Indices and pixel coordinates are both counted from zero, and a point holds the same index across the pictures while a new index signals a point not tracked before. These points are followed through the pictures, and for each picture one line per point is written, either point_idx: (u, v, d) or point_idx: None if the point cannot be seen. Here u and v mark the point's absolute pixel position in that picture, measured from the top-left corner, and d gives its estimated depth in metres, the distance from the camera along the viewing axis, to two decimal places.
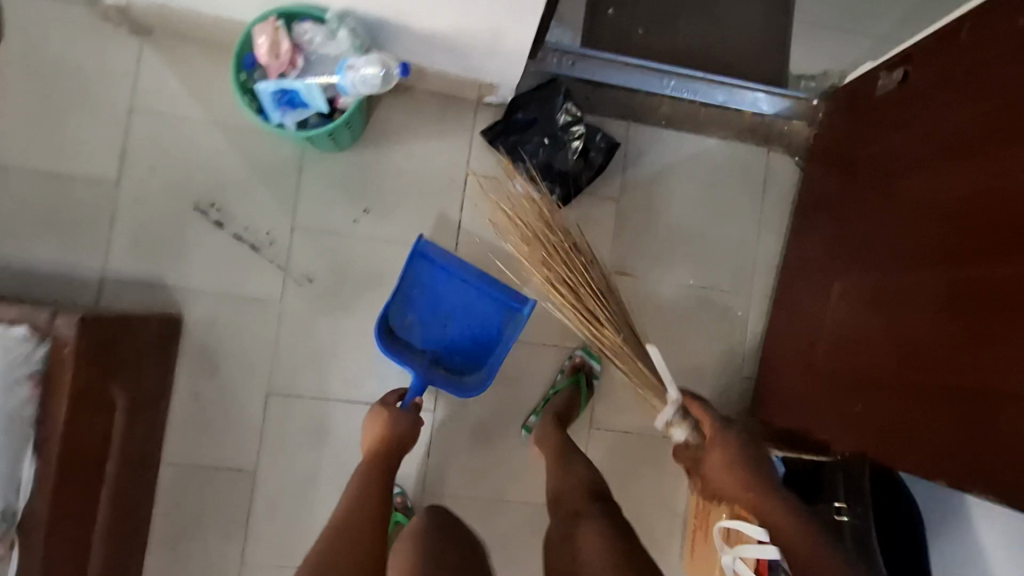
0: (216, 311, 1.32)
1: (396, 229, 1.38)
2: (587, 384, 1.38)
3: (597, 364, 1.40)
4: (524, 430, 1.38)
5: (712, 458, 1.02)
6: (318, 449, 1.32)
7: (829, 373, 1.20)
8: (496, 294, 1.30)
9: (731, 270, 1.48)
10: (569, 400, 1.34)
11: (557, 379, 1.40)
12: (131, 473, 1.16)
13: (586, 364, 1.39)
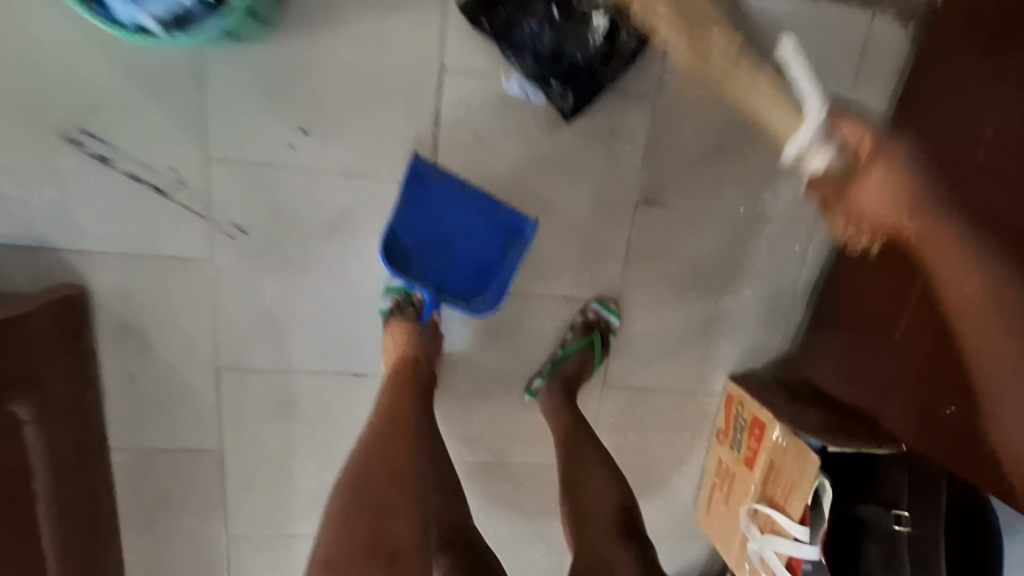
0: (131, 277, 1.02)
1: (350, 155, 1.02)
2: (602, 343, 1.17)
3: (615, 319, 1.17)
4: (528, 394, 1.19)
5: (871, 184, 0.83)
6: (290, 425, 1.15)
7: (884, 341, 1.01)
8: (500, 211, 1.05)
9: (790, 192, 1.15)
10: (580, 364, 1.14)
11: (566, 336, 1.18)
12: (70, 476, 1.00)
13: (602, 320, 1.16)
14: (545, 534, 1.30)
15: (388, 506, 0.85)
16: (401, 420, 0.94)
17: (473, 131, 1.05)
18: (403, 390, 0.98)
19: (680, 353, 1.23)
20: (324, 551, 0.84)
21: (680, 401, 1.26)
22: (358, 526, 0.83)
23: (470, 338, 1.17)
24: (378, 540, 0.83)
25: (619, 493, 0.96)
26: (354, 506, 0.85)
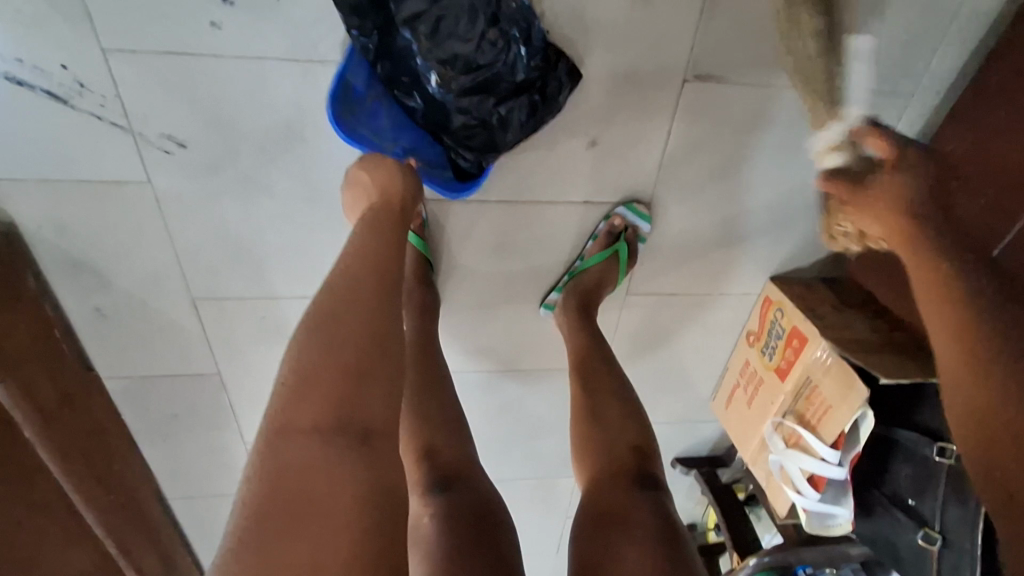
0: (59, 206, 0.84)
1: (301, 33, 0.75)
2: (629, 252, 1.01)
3: (646, 223, 0.99)
4: (544, 308, 1.08)
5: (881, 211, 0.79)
6: (284, 347, 1.07)
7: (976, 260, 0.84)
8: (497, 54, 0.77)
9: (889, 52, 0.88)
10: (603, 277, 1.01)
11: (587, 247, 1.03)
12: (63, 417, 0.95)
13: (629, 227, 0.98)
14: (558, 426, 1.31)
15: (368, 376, 0.60)
16: (377, 254, 0.72)
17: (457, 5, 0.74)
18: (384, 233, 0.75)
19: (719, 259, 1.07)
20: (274, 416, 0.57)
21: (711, 307, 1.14)
22: (323, 396, 0.58)
23: (476, 254, 1.00)
24: (347, 413, 0.57)
25: (638, 432, 0.88)
26: (318, 370, 0.59)
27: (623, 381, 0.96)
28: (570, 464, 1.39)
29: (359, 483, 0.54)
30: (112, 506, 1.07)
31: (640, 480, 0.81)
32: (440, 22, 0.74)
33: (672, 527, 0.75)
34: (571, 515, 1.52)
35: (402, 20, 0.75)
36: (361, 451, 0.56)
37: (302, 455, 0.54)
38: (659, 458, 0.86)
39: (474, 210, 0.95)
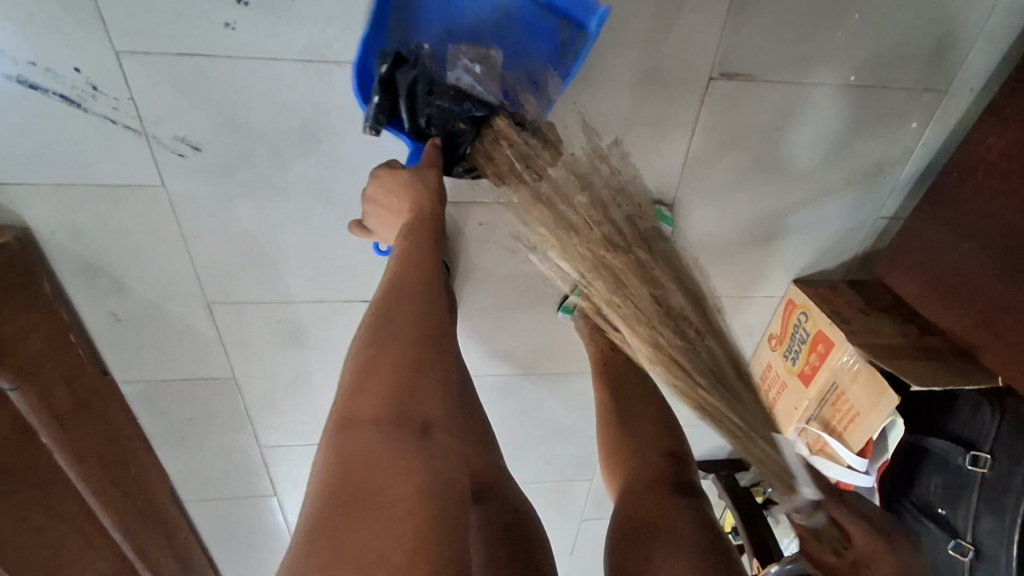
0: (75, 210, 0.83)
1: (317, 33, 0.73)
2: None
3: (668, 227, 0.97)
4: (563, 311, 1.05)
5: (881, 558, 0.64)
6: (300, 351, 1.05)
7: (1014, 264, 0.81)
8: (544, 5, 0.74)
9: (923, 47, 0.85)
10: None
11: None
12: (81, 421, 0.95)
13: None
14: (575, 429, 1.29)
15: (425, 372, 0.60)
16: (427, 257, 0.71)
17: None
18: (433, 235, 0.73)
19: (742, 261, 1.04)
20: (337, 411, 0.58)
21: (735, 309, 1.11)
22: (382, 391, 0.57)
23: (494, 256, 0.98)
24: (407, 407, 0.57)
25: (673, 439, 0.90)
26: (377, 366, 0.59)
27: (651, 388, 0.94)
28: (587, 468, 1.38)
29: (429, 479, 0.54)
30: (129, 509, 1.06)
31: (675, 485, 0.82)
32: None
33: (712, 529, 0.76)
34: (587, 517, 1.51)
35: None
36: (422, 443, 0.55)
37: (366, 451, 0.53)
38: (693, 465, 0.88)
39: (494, 212, 0.93)
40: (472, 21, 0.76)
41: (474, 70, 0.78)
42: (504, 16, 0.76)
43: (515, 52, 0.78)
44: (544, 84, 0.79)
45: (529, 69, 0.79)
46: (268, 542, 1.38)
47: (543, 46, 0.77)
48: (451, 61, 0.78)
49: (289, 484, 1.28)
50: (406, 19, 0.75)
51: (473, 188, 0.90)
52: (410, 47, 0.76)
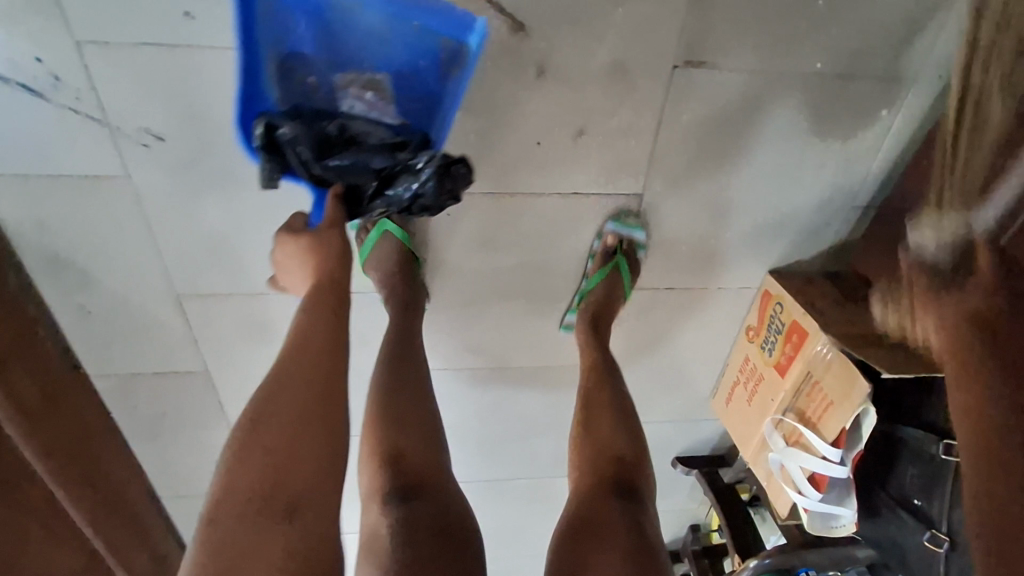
0: (39, 203, 0.83)
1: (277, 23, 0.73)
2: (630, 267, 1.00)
3: (640, 235, 0.98)
4: (562, 329, 1.11)
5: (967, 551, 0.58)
6: (271, 345, 1.05)
7: None
8: (418, 32, 0.75)
9: (891, 34, 0.84)
10: (608, 294, 1.00)
11: (587, 266, 1.03)
12: (48, 415, 0.94)
13: (623, 240, 0.98)
14: (554, 426, 1.29)
15: (297, 452, 0.64)
16: (312, 339, 0.74)
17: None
18: (325, 308, 0.78)
19: (715, 252, 1.04)
20: (205, 507, 0.60)
21: (710, 302, 1.11)
22: (251, 480, 0.61)
23: (464, 248, 0.98)
24: (277, 490, 0.61)
25: (628, 441, 0.86)
26: (251, 451, 0.63)
27: (619, 390, 0.94)
28: (566, 465, 1.37)
29: (370, 494, 0.76)
30: (99, 505, 1.06)
31: (619, 492, 0.79)
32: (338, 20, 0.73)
33: (646, 539, 0.73)
34: None
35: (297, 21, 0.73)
36: (288, 527, 0.59)
37: (227, 539, 0.57)
38: (646, 468, 0.84)
39: (463, 203, 0.92)
40: (352, 49, 0.75)
41: (364, 98, 0.79)
42: (383, 42, 0.75)
43: (401, 77, 0.78)
44: (436, 101, 0.80)
45: (419, 89, 0.80)
46: None
47: (426, 63, 0.77)
48: (341, 92, 0.78)
49: None
50: (285, 57, 0.74)
51: None
52: (297, 84, 0.77)
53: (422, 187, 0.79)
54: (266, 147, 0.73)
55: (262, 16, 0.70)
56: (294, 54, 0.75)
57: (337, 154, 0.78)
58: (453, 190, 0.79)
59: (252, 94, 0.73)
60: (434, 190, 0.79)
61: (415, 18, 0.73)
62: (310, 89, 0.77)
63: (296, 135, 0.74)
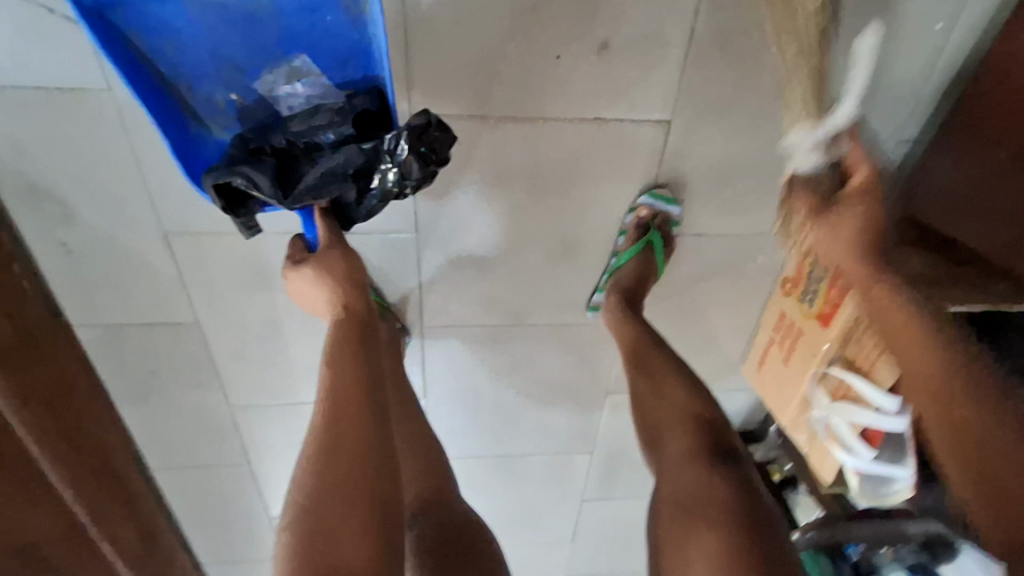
0: (13, 119, 0.76)
1: None
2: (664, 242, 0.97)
3: (676, 208, 0.94)
4: (591, 311, 1.06)
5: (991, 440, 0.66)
6: (267, 293, 0.97)
7: None
8: None
9: None
10: (642, 269, 0.98)
11: (618, 242, 0.99)
12: (27, 363, 0.87)
13: (657, 215, 0.94)
14: (571, 393, 1.19)
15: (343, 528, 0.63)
16: (342, 394, 0.72)
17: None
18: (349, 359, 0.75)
19: (746, 192, 0.95)
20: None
21: (743, 249, 1.02)
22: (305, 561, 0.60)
23: (476, 185, 0.90)
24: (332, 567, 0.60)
25: (704, 404, 0.89)
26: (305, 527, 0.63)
27: (693, 375, 0.93)
28: (583, 438, 1.27)
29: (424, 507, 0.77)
30: (80, 466, 0.98)
31: (716, 455, 0.82)
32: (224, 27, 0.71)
33: (752, 495, 0.78)
34: (587, 498, 1.40)
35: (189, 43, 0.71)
36: None
37: None
38: (726, 425, 0.88)
39: (473, 127, 0.84)
40: (257, 45, 0.73)
41: (297, 92, 0.77)
42: (277, 22, 0.71)
43: (319, 53, 0.74)
44: (365, 53, 0.75)
45: (341, 51, 0.75)
46: (243, 516, 1.29)
47: (331, 19, 0.71)
48: (272, 97, 0.77)
49: (262, 453, 1.20)
50: (195, 86, 0.74)
51: (443, 96, 0.80)
52: (223, 106, 0.77)
53: (402, 168, 0.75)
54: (227, 203, 0.76)
55: (152, 61, 0.71)
56: (202, 78, 0.74)
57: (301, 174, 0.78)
58: (438, 158, 0.75)
59: (189, 140, 0.76)
60: (417, 166, 0.75)
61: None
62: (239, 104, 0.77)
63: (252, 176, 0.74)
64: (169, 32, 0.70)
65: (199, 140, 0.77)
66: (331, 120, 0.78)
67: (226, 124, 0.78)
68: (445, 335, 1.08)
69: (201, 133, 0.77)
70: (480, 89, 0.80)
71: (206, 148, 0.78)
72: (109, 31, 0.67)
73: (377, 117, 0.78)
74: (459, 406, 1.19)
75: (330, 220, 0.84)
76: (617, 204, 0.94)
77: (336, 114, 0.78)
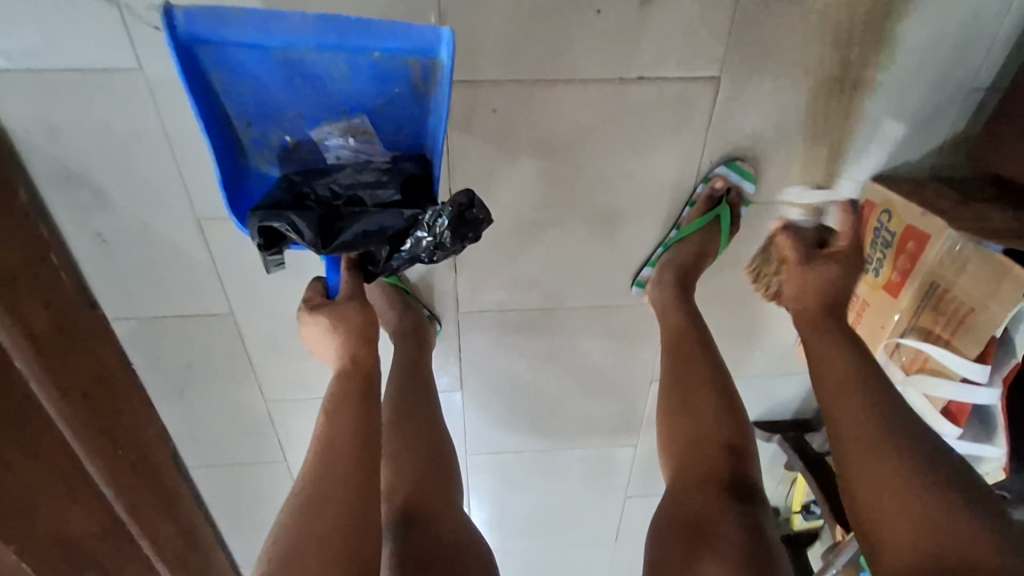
0: (48, 103, 0.75)
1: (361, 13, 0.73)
2: (732, 215, 0.92)
3: (748, 181, 0.89)
4: (636, 287, 0.99)
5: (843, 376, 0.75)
6: (300, 279, 0.94)
7: None
8: (388, 60, 0.69)
9: None
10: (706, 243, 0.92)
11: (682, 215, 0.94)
12: (61, 354, 0.86)
13: (732, 188, 0.90)
14: (614, 382, 1.13)
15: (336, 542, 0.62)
16: (346, 431, 0.70)
17: (300, 42, 0.66)
18: (348, 398, 0.74)
19: (801, 156, 0.89)
20: None
21: (801, 220, 0.95)
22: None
23: (511, 157, 0.85)
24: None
25: (734, 429, 0.79)
26: (298, 551, 0.60)
27: (721, 366, 0.85)
28: (628, 430, 1.20)
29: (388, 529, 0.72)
30: (117, 461, 0.97)
31: (733, 489, 0.74)
32: (299, 80, 0.70)
33: (761, 543, 0.69)
34: (632, 494, 1.32)
35: (258, 86, 0.70)
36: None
37: None
38: (755, 458, 0.78)
39: (510, 91, 0.79)
40: (322, 100, 0.72)
41: (348, 144, 0.76)
42: (348, 86, 0.71)
43: (381, 114, 0.75)
44: (421, 122, 0.75)
45: (400, 118, 0.75)
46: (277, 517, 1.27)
47: (400, 87, 0.72)
48: (323, 145, 0.77)
49: (297, 450, 1.17)
50: (254, 124, 0.74)
51: (480, 57, 0.77)
52: (275, 145, 0.76)
53: (439, 239, 0.76)
54: (266, 242, 0.73)
55: (220, 95, 0.70)
56: (263, 119, 0.74)
57: (341, 225, 0.75)
58: (472, 237, 0.77)
59: (236, 174, 0.75)
60: (453, 240, 0.76)
61: (377, 54, 0.68)
62: (290, 146, 0.77)
63: (295, 223, 0.72)
64: (245, 75, 0.69)
65: (245, 174, 0.76)
66: (378, 177, 0.77)
67: (272, 160, 0.78)
68: (481, 323, 1.02)
69: (246, 167, 0.76)
70: (518, 50, 0.77)
71: (250, 183, 0.77)
72: (191, 66, 0.66)
73: (423, 183, 0.77)
74: (496, 400, 1.13)
75: (355, 274, 0.81)
76: (663, 173, 0.89)
77: (384, 173, 0.77)
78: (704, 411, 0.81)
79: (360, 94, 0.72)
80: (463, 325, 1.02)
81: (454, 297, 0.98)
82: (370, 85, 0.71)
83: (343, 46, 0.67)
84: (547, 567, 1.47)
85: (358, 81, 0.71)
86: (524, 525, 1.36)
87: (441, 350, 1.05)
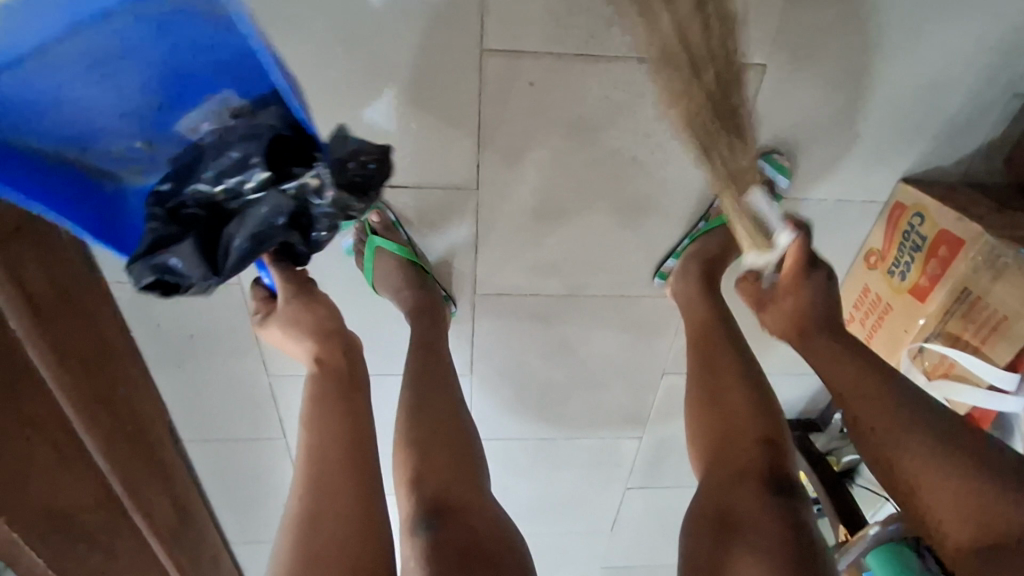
0: None
1: None
2: None
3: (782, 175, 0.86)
4: (658, 278, 0.97)
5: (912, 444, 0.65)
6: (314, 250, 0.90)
7: None
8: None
9: None
10: None
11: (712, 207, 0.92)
12: (58, 318, 0.82)
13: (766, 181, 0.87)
14: (625, 376, 1.11)
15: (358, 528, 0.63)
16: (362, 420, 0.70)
17: (36, 38, 0.50)
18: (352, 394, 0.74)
19: (834, 152, 0.86)
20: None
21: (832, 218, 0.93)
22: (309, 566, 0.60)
23: (543, 136, 0.81)
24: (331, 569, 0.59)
25: (768, 423, 0.77)
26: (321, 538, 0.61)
27: (749, 361, 0.84)
28: (634, 422, 1.19)
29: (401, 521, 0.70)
30: (113, 431, 0.93)
31: (771, 482, 0.70)
32: (72, 80, 0.56)
33: (804, 534, 0.66)
34: (632, 486, 1.32)
35: (43, 112, 0.57)
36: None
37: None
38: (791, 452, 0.75)
39: (546, 66, 0.76)
40: (118, 85, 0.58)
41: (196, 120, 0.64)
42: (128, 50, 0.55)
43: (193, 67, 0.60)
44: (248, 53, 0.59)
45: (216, 56, 0.59)
46: (273, 495, 1.24)
47: (189, 23, 0.55)
48: (163, 126, 0.64)
49: (297, 427, 1.14)
50: (82, 147, 0.63)
51: (520, 28, 0.73)
52: (119, 154, 0.66)
53: (338, 205, 0.67)
54: (165, 291, 0.68)
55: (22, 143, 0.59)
56: (84, 136, 0.62)
57: (227, 236, 0.67)
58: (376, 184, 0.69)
59: (105, 203, 0.67)
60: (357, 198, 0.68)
61: (132, 4, 0.51)
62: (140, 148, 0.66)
63: (174, 264, 0.65)
64: (20, 105, 0.56)
65: (118, 200, 0.69)
66: (234, 153, 0.65)
67: (138, 169, 0.68)
68: (497, 307, 0.99)
69: (116, 187, 0.68)
70: (560, 23, 0.73)
71: (129, 203, 0.69)
72: None
73: (288, 141, 0.65)
74: (506, 387, 1.11)
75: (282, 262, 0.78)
76: (696, 163, 0.86)
77: (241, 144, 0.64)
78: (731, 405, 0.79)
79: (151, 53, 0.57)
80: (479, 307, 0.99)
81: (473, 278, 0.95)
82: (155, 39, 0.55)
83: (79, 14, 0.50)
84: (543, 554, 1.46)
85: (140, 38, 0.55)
86: (524, 513, 1.35)
87: (454, 333, 1.02)
